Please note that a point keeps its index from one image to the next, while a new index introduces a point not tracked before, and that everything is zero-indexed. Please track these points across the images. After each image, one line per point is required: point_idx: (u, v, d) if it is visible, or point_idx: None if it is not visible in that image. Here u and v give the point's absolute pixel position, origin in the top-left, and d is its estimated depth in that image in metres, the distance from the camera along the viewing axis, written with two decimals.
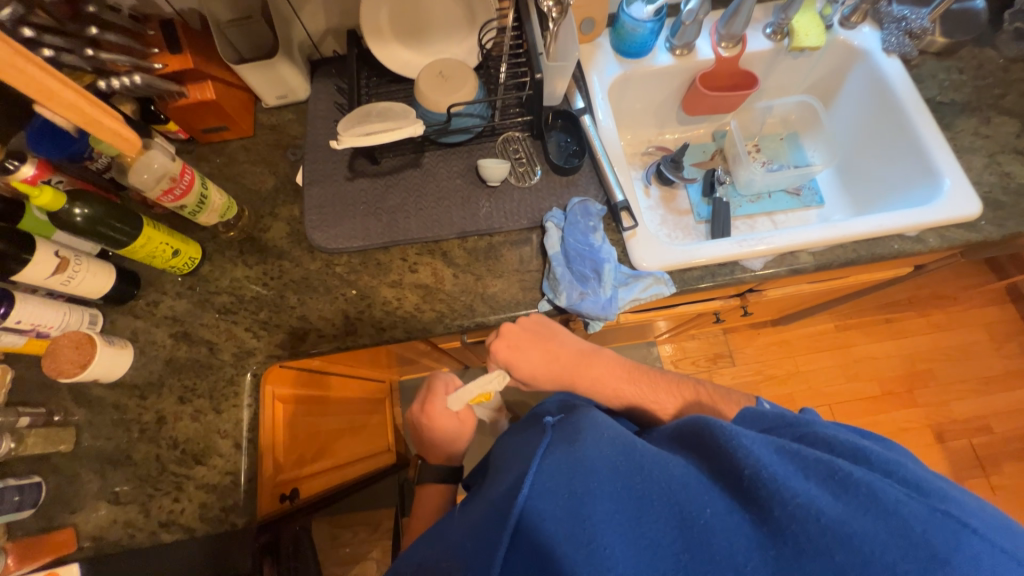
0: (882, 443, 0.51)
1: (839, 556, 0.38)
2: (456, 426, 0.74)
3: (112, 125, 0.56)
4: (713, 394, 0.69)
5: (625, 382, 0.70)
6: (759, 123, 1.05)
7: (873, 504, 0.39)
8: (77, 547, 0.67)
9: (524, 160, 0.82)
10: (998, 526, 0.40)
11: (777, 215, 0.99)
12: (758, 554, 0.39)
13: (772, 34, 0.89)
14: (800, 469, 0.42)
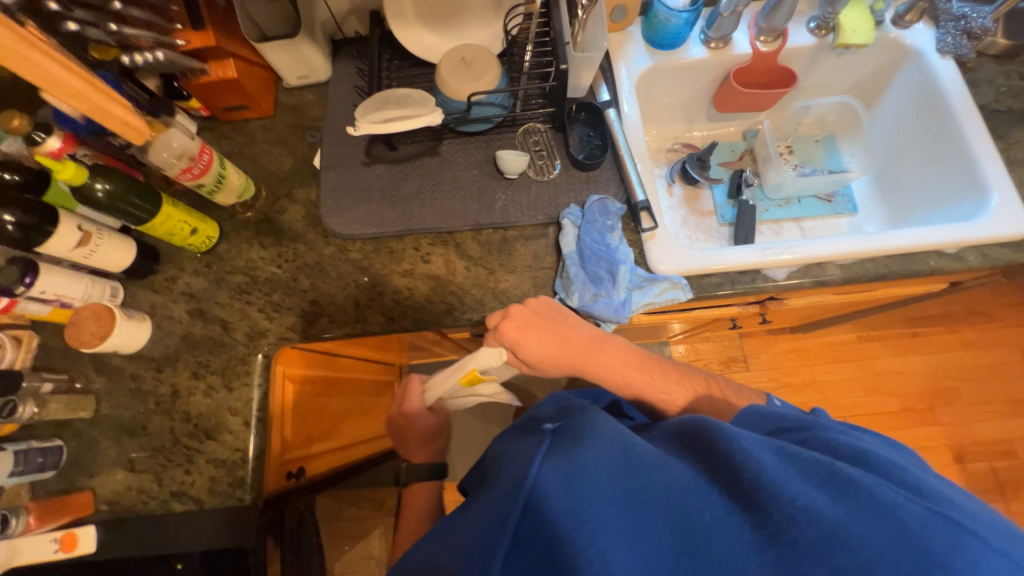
0: (884, 440, 0.50)
1: (838, 559, 0.37)
2: (430, 421, 0.84)
3: (122, 117, 0.55)
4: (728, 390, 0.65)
5: (636, 370, 0.67)
6: (793, 123, 0.99)
7: (873, 507, 0.38)
8: (94, 509, 0.70)
9: (544, 153, 0.80)
10: (997, 525, 0.39)
11: (806, 221, 0.95)
12: (759, 558, 0.38)
13: (815, 29, 0.84)
14: (800, 471, 0.41)
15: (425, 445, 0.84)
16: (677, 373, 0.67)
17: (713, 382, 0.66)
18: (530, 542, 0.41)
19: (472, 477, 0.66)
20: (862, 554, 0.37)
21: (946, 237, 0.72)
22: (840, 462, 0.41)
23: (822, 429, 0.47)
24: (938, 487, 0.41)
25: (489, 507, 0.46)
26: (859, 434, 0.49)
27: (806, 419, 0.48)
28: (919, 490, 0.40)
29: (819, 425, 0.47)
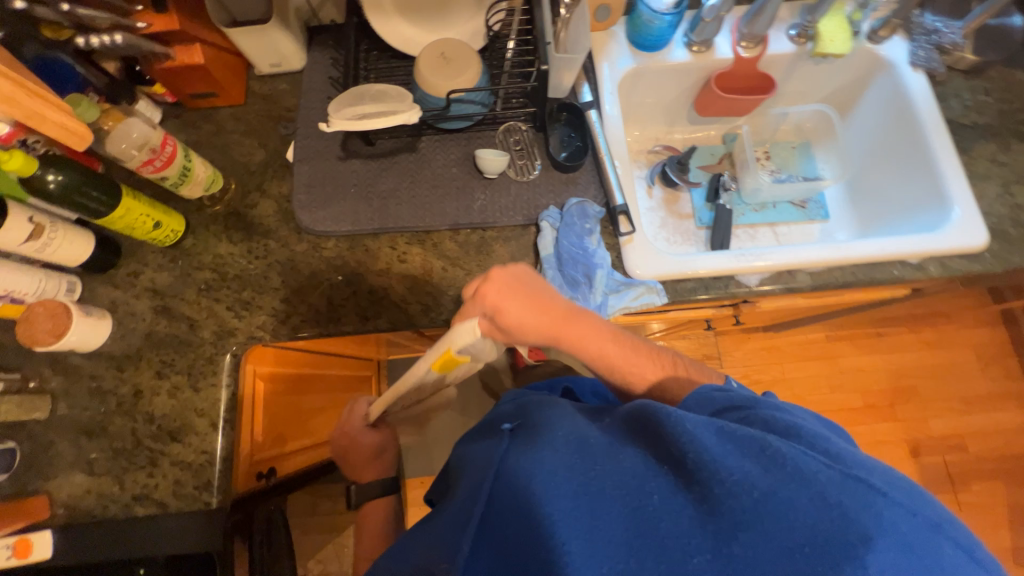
0: (815, 413, 0.53)
1: (769, 524, 0.38)
2: (374, 440, 0.81)
3: (59, 122, 0.50)
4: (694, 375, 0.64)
5: (610, 345, 0.63)
6: (771, 129, 1.01)
7: (799, 477, 0.40)
8: (50, 514, 0.67)
9: (524, 153, 0.79)
10: (905, 484, 0.42)
11: (780, 226, 0.96)
12: (702, 532, 0.39)
13: (795, 37, 0.85)
14: (736, 447, 0.42)
15: (370, 466, 0.81)
16: (651, 353, 0.64)
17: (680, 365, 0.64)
18: (491, 540, 0.43)
19: (437, 487, 0.66)
20: (788, 521, 0.38)
21: (909, 248, 0.74)
22: (773, 436, 0.43)
23: (760, 408, 0.48)
24: (857, 455, 0.44)
25: (456, 510, 0.48)
26: (796, 408, 0.51)
27: (745, 400, 0.50)
28: (839, 458, 0.42)
29: (759, 403, 0.49)
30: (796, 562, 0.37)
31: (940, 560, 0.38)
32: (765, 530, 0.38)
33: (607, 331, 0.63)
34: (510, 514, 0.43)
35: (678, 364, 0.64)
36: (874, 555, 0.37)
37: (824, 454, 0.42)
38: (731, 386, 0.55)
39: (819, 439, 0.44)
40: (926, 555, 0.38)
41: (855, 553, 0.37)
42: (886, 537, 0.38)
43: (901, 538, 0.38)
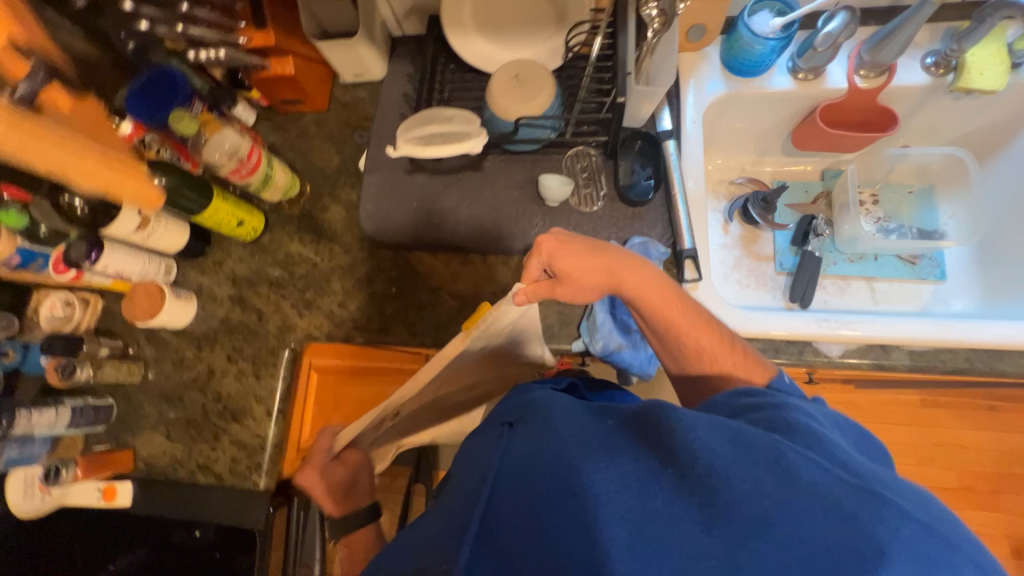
0: (835, 414, 0.48)
1: (779, 533, 0.33)
2: (345, 470, 0.66)
3: (132, 187, 0.68)
4: (753, 362, 0.56)
5: (669, 302, 0.58)
6: (885, 169, 0.86)
7: (813, 493, 0.34)
8: (132, 466, 0.77)
9: (589, 181, 0.75)
10: (925, 498, 0.37)
11: (878, 282, 0.84)
12: (709, 538, 0.34)
13: (931, 66, 0.72)
14: (741, 450, 0.37)
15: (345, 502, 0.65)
16: (712, 324, 0.58)
17: (739, 347, 0.57)
18: (495, 536, 0.39)
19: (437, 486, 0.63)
20: (799, 533, 0.33)
21: None
22: (785, 442, 0.38)
23: (785, 414, 0.43)
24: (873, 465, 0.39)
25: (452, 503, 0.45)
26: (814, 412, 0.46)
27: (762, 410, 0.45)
28: (853, 467, 0.37)
29: (789, 408, 0.44)
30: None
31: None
32: (776, 540, 0.33)
33: (670, 292, 0.58)
34: (510, 506, 0.40)
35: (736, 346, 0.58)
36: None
37: (839, 462, 0.38)
38: (746, 390, 0.50)
39: (833, 449, 0.39)
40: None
41: (870, 570, 0.32)
42: (908, 559, 0.33)
43: (923, 556, 0.33)
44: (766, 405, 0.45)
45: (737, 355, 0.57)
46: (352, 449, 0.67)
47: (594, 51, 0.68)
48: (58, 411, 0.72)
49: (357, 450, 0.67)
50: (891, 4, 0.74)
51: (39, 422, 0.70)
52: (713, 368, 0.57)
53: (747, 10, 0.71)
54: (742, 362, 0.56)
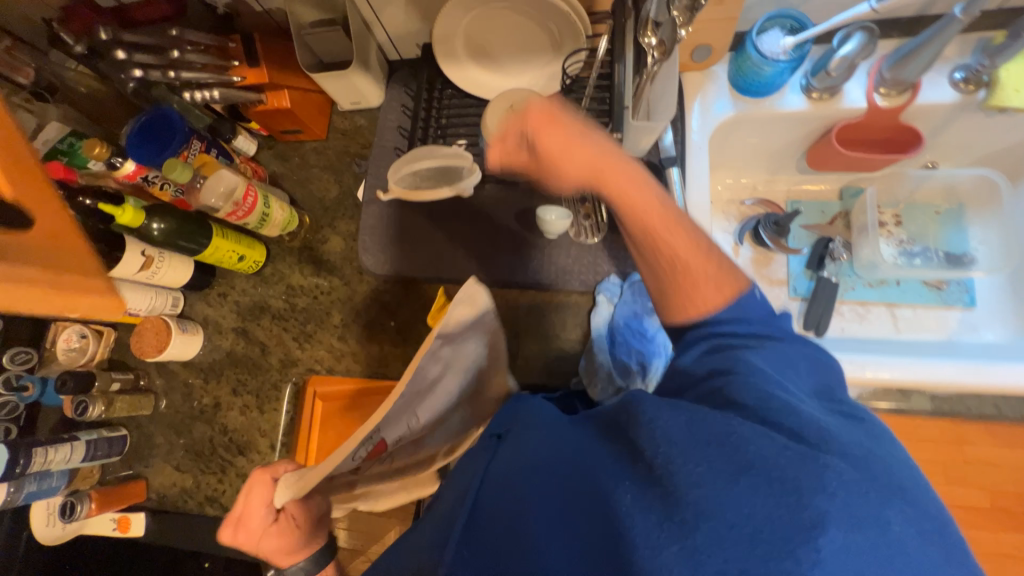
0: (794, 351, 0.46)
1: (730, 513, 0.33)
2: (278, 533, 0.57)
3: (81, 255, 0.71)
4: (728, 274, 0.48)
5: (651, 207, 0.48)
6: (908, 189, 0.81)
7: (760, 471, 0.34)
8: (145, 497, 0.79)
9: (589, 212, 0.72)
10: (871, 453, 0.36)
11: (900, 308, 0.79)
12: (666, 525, 0.34)
13: (960, 83, 0.66)
14: (691, 430, 0.38)
15: (288, 558, 0.59)
16: (686, 221, 0.49)
17: (714, 255, 0.48)
18: (478, 537, 0.42)
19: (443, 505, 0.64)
20: (745, 509, 0.33)
21: None
22: (734, 416, 0.38)
23: (735, 376, 0.42)
24: (822, 420, 0.38)
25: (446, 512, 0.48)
26: (770, 360, 0.44)
27: (714, 371, 0.44)
28: (801, 432, 0.37)
29: (746, 368, 0.42)
30: (756, 551, 0.31)
31: (912, 543, 0.32)
32: (724, 518, 0.33)
33: (638, 174, 0.49)
34: (491, 512, 0.43)
35: (711, 252, 0.49)
36: (841, 545, 0.31)
37: (788, 429, 0.37)
38: (710, 347, 0.47)
39: (782, 410, 0.38)
40: (900, 541, 0.32)
41: (810, 539, 0.31)
42: (849, 521, 0.31)
43: (860, 517, 0.32)
44: (719, 364, 0.44)
45: (710, 266, 0.48)
46: (289, 504, 0.57)
47: (592, 80, 0.64)
48: (73, 446, 0.74)
49: (293, 506, 0.58)
50: (916, 14, 0.68)
51: (55, 459, 0.72)
52: (683, 279, 0.48)
53: (756, 28, 0.67)
54: (715, 274, 0.48)
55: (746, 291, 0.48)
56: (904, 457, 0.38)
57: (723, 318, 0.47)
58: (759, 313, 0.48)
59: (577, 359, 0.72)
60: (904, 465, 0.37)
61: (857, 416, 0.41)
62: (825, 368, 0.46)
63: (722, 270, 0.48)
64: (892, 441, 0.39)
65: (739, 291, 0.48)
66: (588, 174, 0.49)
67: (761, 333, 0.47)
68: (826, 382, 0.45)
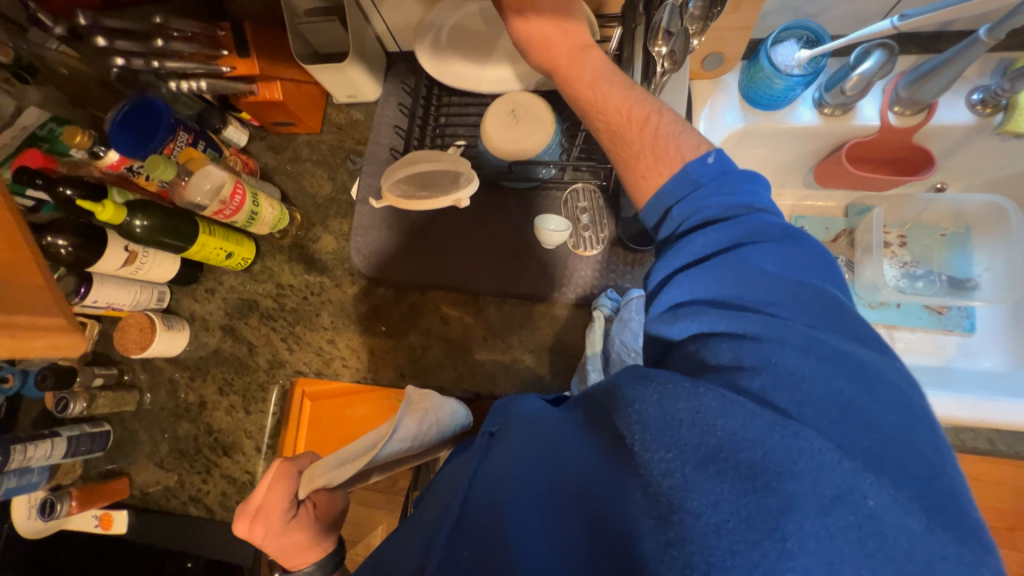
0: (771, 262, 0.41)
1: (694, 500, 0.32)
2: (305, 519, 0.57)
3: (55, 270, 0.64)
4: (670, 140, 0.48)
5: (616, 89, 0.51)
6: (916, 209, 0.79)
7: (733, 459, 0.32)
8: (130, 494, 0.78)
9: (590, 223, 0.71)
10: (849, 405, 0.34)
11: (899, 331, 0.78)
12: (647, 518, 0.34)
13: (977, 105, 0.64)
14: (663, 409, 0.36)
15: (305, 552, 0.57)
16: (621, 83, 0.51)
17: (653, 117, 0.49)
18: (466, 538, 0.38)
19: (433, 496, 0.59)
20: (712, 497, 0.32)
21: None
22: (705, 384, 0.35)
23: (714, 337, 0.39)
24: (803, 371, 0.35)
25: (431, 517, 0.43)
26: (745, 295, 0.40)
27: (697, 329, 0.40)
28: (777, 397, 0.34)
29: (720, 323, 0.39)
30: (723, 543, 0.31)
31: (890, 515, 0.30)
32: (691, 509, 0.32)
33: (573, 44, 0.53)
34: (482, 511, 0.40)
35: (652, 111, 0.50)
36: (810, 531, 0.30)
37: (762, 392, 0.35)
38: (677, 297, 0.43)
39: (756, 370, 0.36)
40: (875, 513, 0.30)
41: (776, 528, 0.30)
42: (819, 503, 0.30)
43: (829, 495, 0.30)
44: (694, 325, 0.40)
45: (647, 133, 0.49)
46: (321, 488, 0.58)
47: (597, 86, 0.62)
48: (54, 443, 0.72)
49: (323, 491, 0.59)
50: (937, 29, 0.66)
51: (35, 455, 0.70)
52: (622, 151, 0.50)
53: (771, 38, 0.64)
54: (653, 143, 0.48)
55: (693, 158, 0.46)
56: (896, 398, 0.34)
57: (673, 198, 0.46)
58: (714, 196, 0.44)
59: (569, 373, 0.71)
60: (893, 411, 0.34)
61: (848, 342, 0.37)
62: (812, 280, 0.40)
63: (664, 136, 0.48)
64: (887, 379, 0.35)
65: (682, 160, 0.46)
66: (533, 45, 0.54)
67: (728, 246, 0.42)
68: (808, 290, 0.39)
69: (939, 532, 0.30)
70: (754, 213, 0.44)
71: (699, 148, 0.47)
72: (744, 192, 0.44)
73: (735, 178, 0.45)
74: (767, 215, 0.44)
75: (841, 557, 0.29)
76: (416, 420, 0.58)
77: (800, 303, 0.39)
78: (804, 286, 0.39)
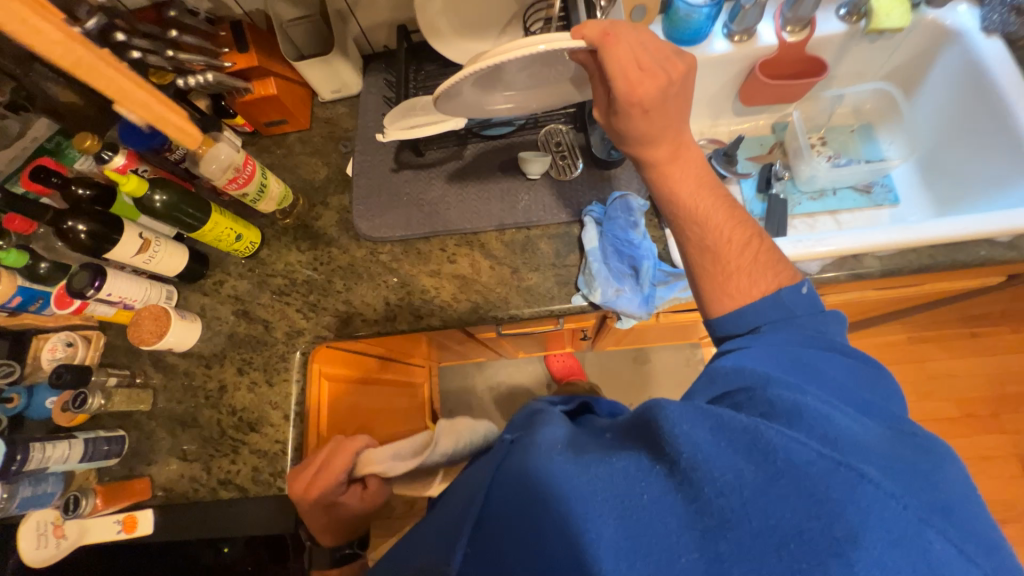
0: (835, 365, 0.44)
1: (756, 523, 0.31)
2: (356, 500, 0.67)
3: (178, 124, 0.62)
4: (766, 267, 0.53)
5: (713, 202, 0.57)
6: (826, 114, 0.96)
7: (793, 483, 0.31)
8: (151, 495, 0.75)
9: (566, 154, 0.81)
10: (916, 466, 0.34)
11: (841, 214, 0.91)
12: (689, 531, 0.33)
13: (846, 16, 0.81)
14: (716, 439, 0.34)
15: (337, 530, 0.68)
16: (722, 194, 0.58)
17: (754, 242, 0.55)
18: (486, 543, 0.39)
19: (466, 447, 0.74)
20: (772, 519, 0.31)
21: (999, 226, 0.69)
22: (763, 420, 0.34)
23: (763, 387, 0.39)
24: (864, 435, 0.35)
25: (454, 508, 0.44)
26: (808, 372, 0.42)
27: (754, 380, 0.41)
28: (839, 443, 0.34)
29: (770, 381, 0.39)
30: (782, 562, 0.30)
31: (954, 563, 0.30)
32: (749, 528, 0.31)
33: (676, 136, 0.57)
34: (500, 511, 0.40)
35: (755, 235, 0.56)
36: (875, 559, 0.29)
37: (821, 437, 0.34)
38: (739, 357, 0.45)
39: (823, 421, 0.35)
40: (942, 558, 0.30)
41: (841, 553, 0.30)
42: (885, 538, 0.30)
43: (895, 532, 0.30)
44: (735, 379, 0.41)
45: (747, 257, 0.54)
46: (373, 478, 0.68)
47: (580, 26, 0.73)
48: (71, 443, 0.70)
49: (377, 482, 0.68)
50: None
51: (53, 456, 0.68)
52: (717, 266, 0.55)
53: None
54: (751, 265, 0.54)
55: (788, 286, 0.52)
56: (956, 473, 0.35)
57: (764, 319, 0.50)
58: (806, 325, 0.49)
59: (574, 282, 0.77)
60: (955, 482, 0.34)
61: (899, 422, 0.39)
62: (862, 375, 0.44)
63: (761, 263, 0.53)
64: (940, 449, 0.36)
65: (779, 285, 0.52)
66: (639, 139, 0.55)
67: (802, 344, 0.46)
68: (859, 380, 0.43)
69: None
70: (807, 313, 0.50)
71: (792, 277, 0.53)
72: (825, 328, 0.50)
73: (815, 314, 0.50)
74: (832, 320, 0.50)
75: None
76: (452, 440, 0.76)
77: (855, 392, 0.42)
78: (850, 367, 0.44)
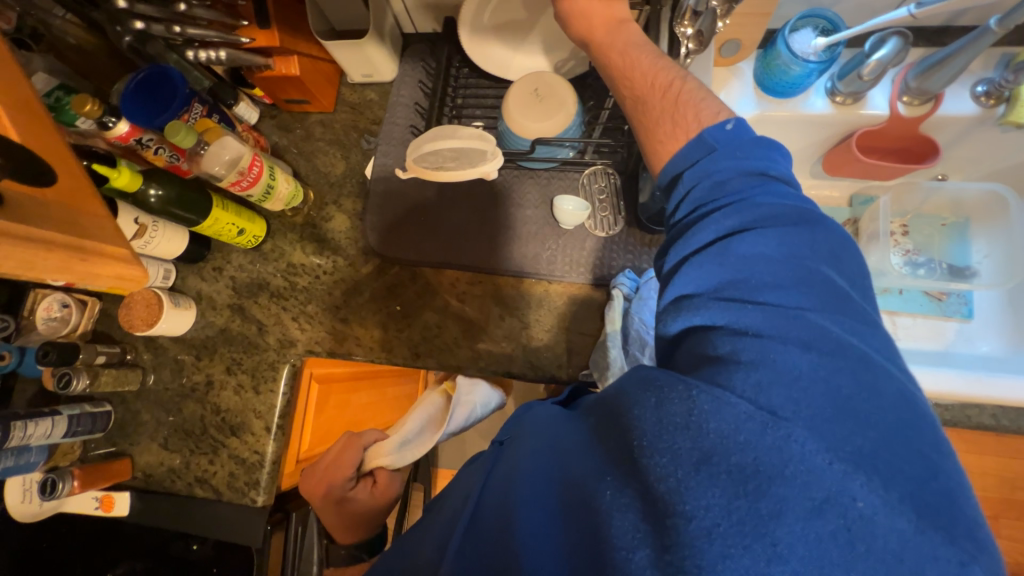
0: (772, 248, 0.41)
1: (687, 504, 0.32)
2: (367, 498, 0.72)
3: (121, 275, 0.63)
4: (685, 106, 0.49)
5: (647, 56, 0.53)
6: (917, 200, 0.84)
7: (721, 455, 0.33)
8: (132, 475, 0.76)
9: (607, 205, 0.73)
10: (847, 401, 0.34)
11: (901, 317, 0.81)
12: (643, 525, 0.34)
13: (981, 96, 0.67)
14: (659, 414, 0.36)
15: (348, 532, 0.72)
16: (652, 53, 0.54)
17: (676, 84, 0.51)
18: (475, 550, 0.40)
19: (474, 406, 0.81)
20: (704, 501, 0.32)
21: None
22: (699, 384, 0.36)
23: (713, 331, 0.39)
24: (800, 368, 0.35)
25: (444, 521, 0.45)
26: (749, 279, 0.40)
27: (702, 322, 0.41)
28: (771, 395, 0.34)
29: (721, 326, 0.39)
30: (715, 546, 0.31)
31: (881, 519, 0.30)
32: (683, 512, 0.32)
33: (611, 17, 0.56)
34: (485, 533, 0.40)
35: (677, 79, 0.51)
36: (800, 537, 0.30)
37: (756, 388, 0.35)
38: (681, 290, 0.43)
39: (754, 365, 0.36)
40: (864, 515, 0.30)
41: (766, 532, 0.31)
42: (808, 507, 0.31)
43: (817, 497, 0.31)
44: (688, 321, 0.42)
45: (669, 100, 0.50)
46: (384, 481, 0.73)
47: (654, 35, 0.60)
48: (54, 421, 0.69)
49: (387, 484, 0.74)
50: (943, 24, 0.68)
51: (34, 434, 0.67)
52: (642, 116, 0.52)
53: (788, 25, 0.66)
54: (673, 108, 0.50)
55: (710, 125, 0.48)
56: (895, 397, 0.35)
57: (685, 164, 0.48)
58: (727, 160, 0.46)
59: (588, 352, 0.70)
60: (893, 408, 0.34)
61: (851, 332, 0.37)
62: (812, 263, 0.40)
63: (684, 104, 0.50)
64: (885, 372, 0.36)
65: (699, 126, 0.48)
66: (574, 22, 0.57)
67: (737, 229, 0.43)
68: (811, 274, 0.39)
69: (930, 532, 0.30)
70: (768, 201, 0.43)
71: (718, 116, 0.48)
72: (762, 158, 0.46)
73: (751, 145, 0.47)
74: (782, 186, 0.45)
75: (828, 557, 0.30)
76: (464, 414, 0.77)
77: (807, 277, 0.39)
78: (803, 267, 0.40)
